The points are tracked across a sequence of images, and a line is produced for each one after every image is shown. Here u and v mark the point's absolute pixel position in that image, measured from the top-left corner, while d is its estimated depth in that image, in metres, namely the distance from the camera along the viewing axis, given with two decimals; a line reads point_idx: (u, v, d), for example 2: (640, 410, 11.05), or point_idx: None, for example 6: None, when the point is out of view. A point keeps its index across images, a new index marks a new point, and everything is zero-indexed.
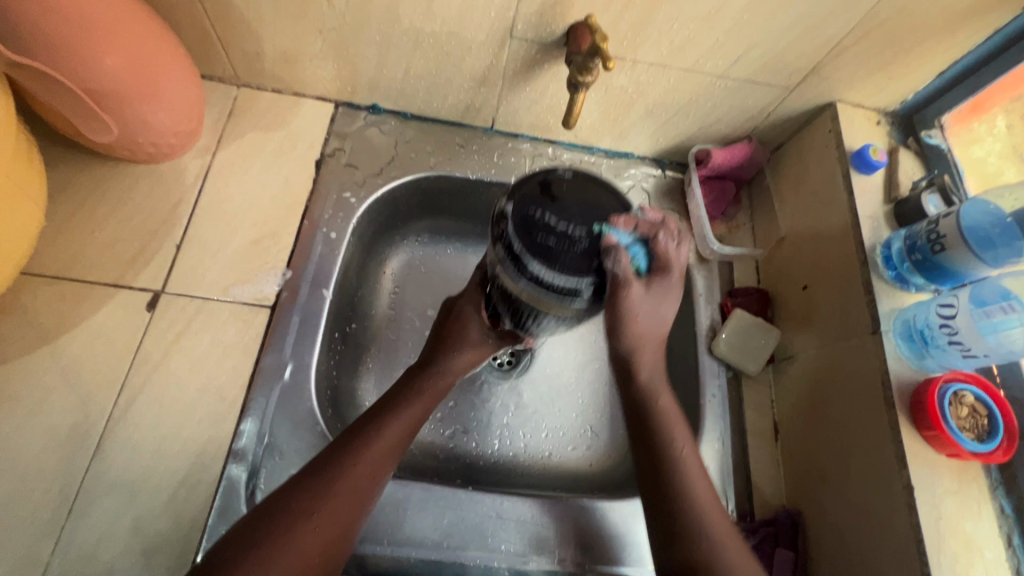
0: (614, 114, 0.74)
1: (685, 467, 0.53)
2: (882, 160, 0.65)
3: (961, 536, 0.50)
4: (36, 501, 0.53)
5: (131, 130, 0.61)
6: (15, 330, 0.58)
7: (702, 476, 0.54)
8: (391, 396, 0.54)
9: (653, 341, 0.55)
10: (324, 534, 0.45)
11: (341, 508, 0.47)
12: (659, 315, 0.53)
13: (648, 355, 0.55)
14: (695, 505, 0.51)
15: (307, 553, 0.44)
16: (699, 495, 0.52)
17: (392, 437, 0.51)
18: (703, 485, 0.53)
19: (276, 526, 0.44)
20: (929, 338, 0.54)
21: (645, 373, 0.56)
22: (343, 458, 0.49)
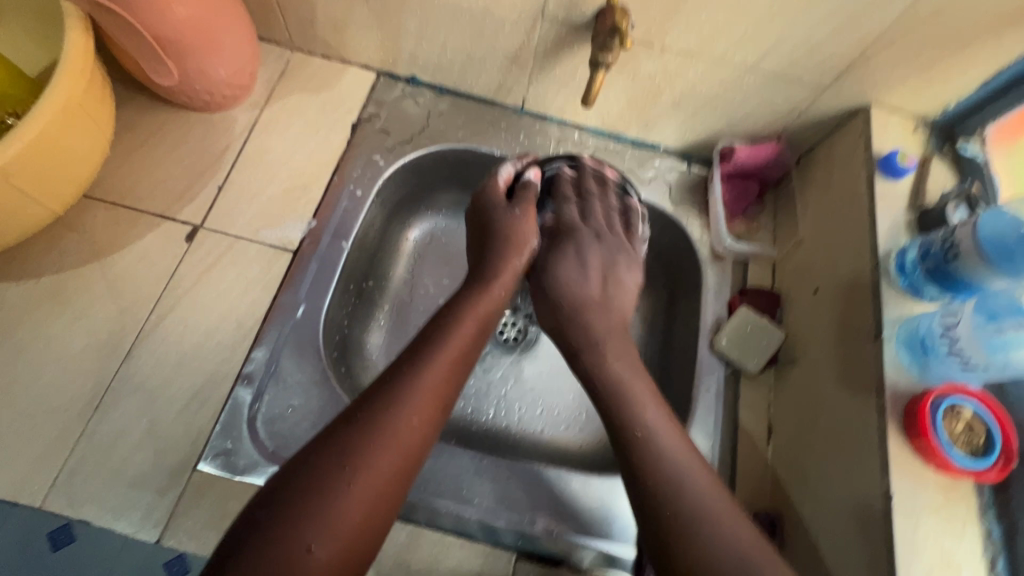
0: (641, 102, 0.75)
1: (651, 425, 0.51)
2: (910, 166, 0.62)
3: (937, 552, 0.48)
4: (72, 392, 0.60)
5: (190, 77, 0.68)
6: (73, 244, 0.66)
7: (671, 432, 0.52)
8: (436, 326, 0.54)
9: (598, 310, 0.60)
10: (390, 468, 0.46)
11: (404, 440, 0.47)
12: (576, 278, 0.61)
13: (594, 321, 0.59)
14: (669, 468, 0.49)
15: (377, 488, 0.45)
16: (666, 450, 0.50)
17: (443, 370, 0.51)
18: (677, 443, 0.51)
19: (340, 464, 0.44)
20: (930, 347, 0.53)
21: (591, 351, 0.57)
22: (395, 394, 0.48)
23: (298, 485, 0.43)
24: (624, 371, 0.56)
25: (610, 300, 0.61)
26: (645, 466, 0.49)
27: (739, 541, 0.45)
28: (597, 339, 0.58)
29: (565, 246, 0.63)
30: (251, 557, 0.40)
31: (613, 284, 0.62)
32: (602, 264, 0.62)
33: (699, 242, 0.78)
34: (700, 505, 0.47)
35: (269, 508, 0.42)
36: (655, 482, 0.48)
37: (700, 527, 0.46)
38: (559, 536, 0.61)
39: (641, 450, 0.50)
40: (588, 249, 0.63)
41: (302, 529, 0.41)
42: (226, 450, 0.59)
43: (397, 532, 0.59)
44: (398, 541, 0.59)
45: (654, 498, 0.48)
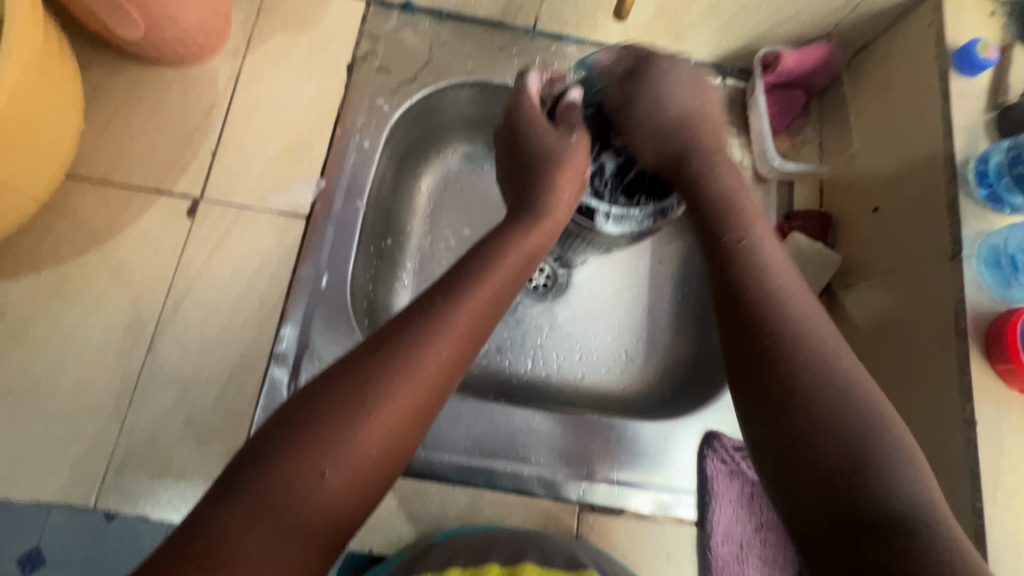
0: (673, 9, 0.66)
1: (756, 238, 0.48)
2: (992, 58, 0.55)
3: (1023, 475, 0.47)
4: (102, 389, 0.57)
5: (158, 26, 0.59)
6: (68, 231, 0.60)
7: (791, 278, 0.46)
8: (475, 256, 0.49)
9: (698, 122, 0.58)
10: (408, 401, 0.40)
11: (429, 371, 0.41)
12: (670, 91, 0.59)
13: (704, 140, 0.57)
14: (771, 278, 0.45)
15: (394, 421, 0.39)
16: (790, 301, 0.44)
17: (480, 303, 0.45)
18: (779, 256, 0.48)
19: (358, 390, 0.39)
20: (1020, 263, 0.49)
21: (694, 153, 0.56)
22: (424, 320, 0.43)
23: (312, 407, 0.38)
24: (735, 188, 0.53)
25: (705, 108, 0.60)
26: (744, 270, 0.46)
27: (825, 343, 0.42)
28: (703, 146, 0.56)
29: (650, 76, 0.59)
30: (258, 481, 0.35)
31: (705, 99, 0.60)
32: (692, 80, 0.60)
33: (741, 164, 0.71)
34: (795, 318, 0.43)
35: (279, 430, 0.37)
36: (758, 298, 0.44)
37: (799, 330, 0.42)
38: (616, 485, 0.61)
39: (745, 255, 0.47)
40: (674, 68, 0.60)
41: (313, 453, 0.36)
42: None
43: (458, 495, 0.58)
44: (460, 505, 0.58)
45: (751, 307, 0.44)
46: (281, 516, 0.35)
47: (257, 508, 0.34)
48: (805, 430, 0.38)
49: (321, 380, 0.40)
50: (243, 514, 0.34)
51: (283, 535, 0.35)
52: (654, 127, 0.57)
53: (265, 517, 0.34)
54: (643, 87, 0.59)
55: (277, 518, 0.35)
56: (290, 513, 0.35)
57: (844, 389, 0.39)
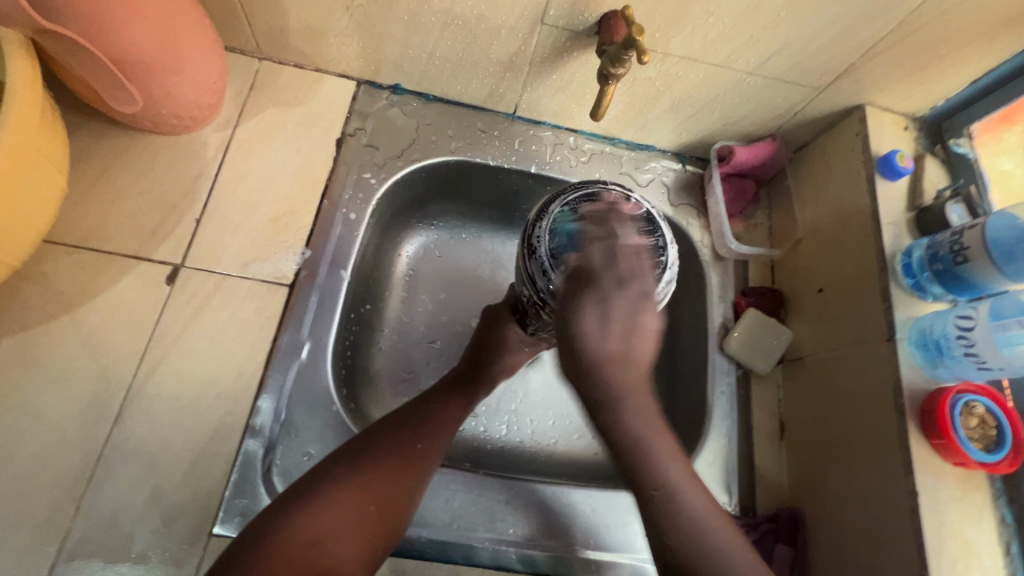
0: (639, 106, 0.73)
1: (674, 484, 0.48)
2: (908, 167, 0.64)
3: (961, 542, 0.51)
4: (60, 465, 0.54)
5: (156, 101, 0.61)
6: (36, 297, 0.59)
7: (690, 480, 0.50)
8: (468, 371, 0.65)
9: (621, 361, 0.46)
10: (417, 459, 0.54)
11: (434, 440, 0.56)
12: (592, 328, 0.45)
13: (618, 380, 0.47)
14: (701, 526, 0.47)
15: (410, 470, 0.53)
16: (688, 506, 0.48)
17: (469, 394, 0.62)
18: (689, 476, 0.50)
19: (384, 449, 0.53)
20: (944, 348, 0.55)
21: (610, 392, 0.47)
22: (428, 408, 0.59)
23: (351, 461, 0.52)
24: (653, 431, 0.49)
25: (632, 352, 0.46)
26: (667, 526, 0.47)
27: (708, 528, 0.47)
28: (617, 393, 0.47)
29: (584, 295, 0.46)
30: (318, 507, 0.48)
31: (637, 338, 0.46)
32: (626, 317, 0.46)
33: (701, 244, 0.78)
34: (716, 547, 0.46)
35: (336, 471, 0.51)
36: (672, 529, 0.47)
37: (715, 556, 0.46)
38: (593, 556, 0.61)
39: (667, 507, 0.48)
40: (615, 299, 0.46)
41: (358, 491, 0.50)
42: (243, 509, 0.55)
43: (436, 572, 0.58)
44: None
45: (675, 549, 0.46)
46: (330, 540, 0.47)
47: (316, 537, 0.47)
48: None
49: (355, 445, 0.54)
50: (299, 536, 0.47)
51: (328, 561, 0.47)
52: (567, 350, 0.46)
53: (316, 541, 0.47)
54: (586, 298, 0.46)
55: (331, 540, 0.47)
56: (336, 540, 0.48)
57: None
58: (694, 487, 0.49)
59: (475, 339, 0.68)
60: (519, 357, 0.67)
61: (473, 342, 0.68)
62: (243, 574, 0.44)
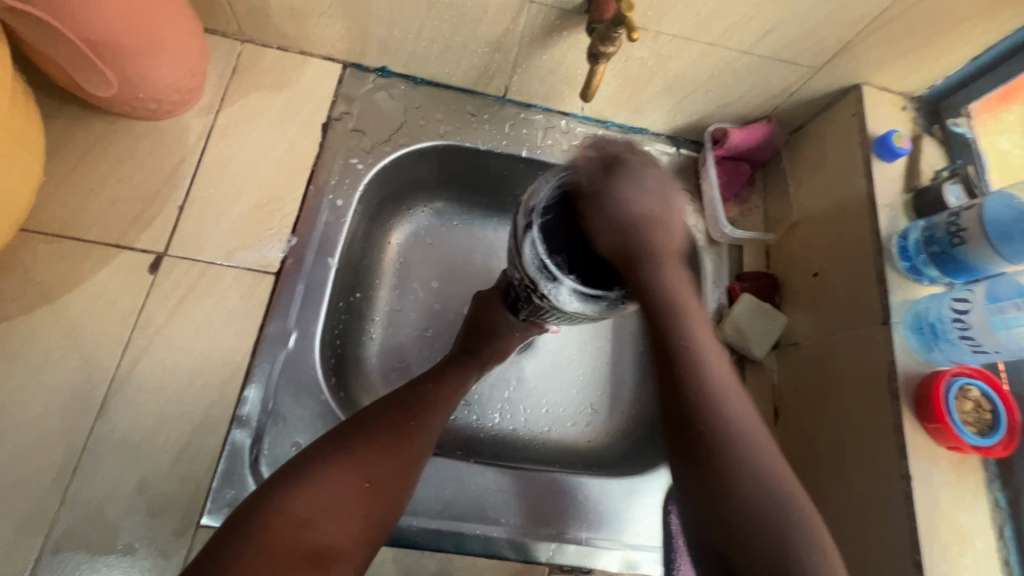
0: (632, 87, 0.71)
1: (694, 335, 0.50)
2: (906, 147, 0.63)
3: (954, 526, 0.51)
4: (43, 458, 0.53)
5: (133, 85, 0.59)
6: (15, 288, 0.58)
7: (710, 336, 0.51)
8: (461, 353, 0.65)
9: (660, 227, 0.51)
10: (410, 439, 0.54)
11: (427, 420, 0.56)
12: (635, 198, 0.50)
13: (659, 244, 0.50)
14: (727, 406, 0.48)
15: (404, 450, 0.53)
16: (708, 361, 0.49)
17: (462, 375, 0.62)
18: (724, 369, 0.50)
19: (378, 429, 0.53)
20: (940, 332, 0.54)
21: (647, 258, 0.49)
22: (422, 390, 0.58)
23: (343, 440, 0.51)
24: (692, 315, 0.50)
25: (665, 219, 0.51)
26: (687, 369, 0.49)
27: (726, 387, 0.49)
28: (655, 249, 0.50)
29: (620, 175, 0.51)
30: (310, 486, 0.47)
31: (668, 211, 0.52)
32: (658, 189, 0.52)
33: (696, 228, 0.77)
34: (722, 406, 0.47)
35: (327, 451, 0.50)
36: (696, 390, 0.48)
37: (727, 413, 0.47)
38: (584, 543, 0.61)
39: (686, 362, 0.49)
40: (641, 189, 0.51)
41: (350, 471, 0.49)
42: (231, 500, 0.55)
43: (427, 561, 0.57)
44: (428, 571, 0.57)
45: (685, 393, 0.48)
46: (322, 519, 0.47)
47: (310, 514, 0.46)
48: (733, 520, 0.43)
49: (348, 426, 0.53)
50: (293, 514, 0.46)
51: (321, 540, 0.46)
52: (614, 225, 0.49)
53: (309, 520, 0.46)
54: (619, 175, 0.51)
55: (324, 518, 0.47)
56: (329, 518, 0.47)
57: (738, 435, 0.46)
58: (715, 341, 0.51)
59: (465, 326, 0.68)
60: (511, 345, 0.66)
61: (464, 327, 0.67)
62: (234, 558, 0.43)
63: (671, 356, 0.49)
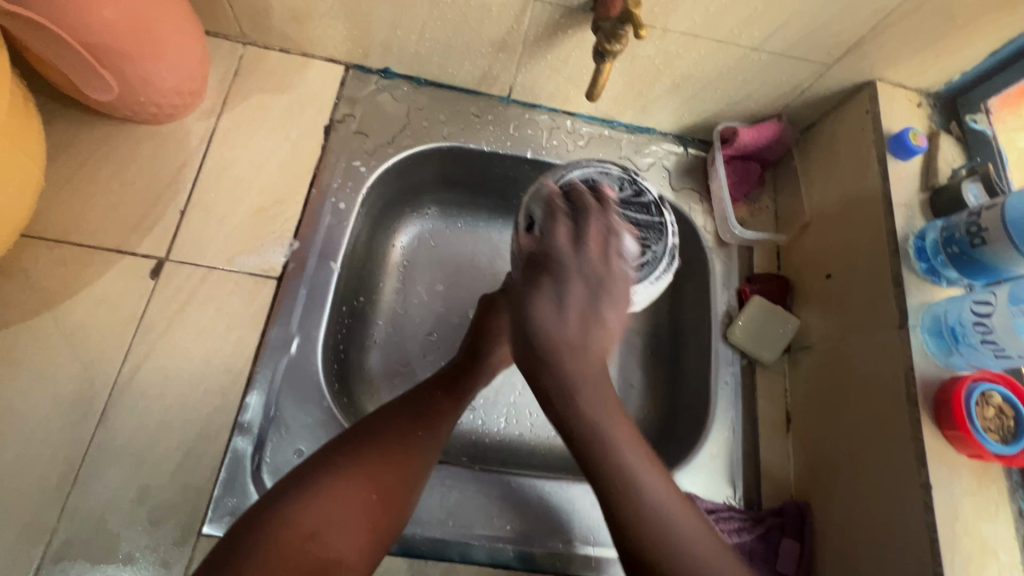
0: (639, 86, 0.70)
1: (585, 407, 0.46)
2: (922, 145, 0.61)
3: (976, 537, 0.49)
4: (45, 466, 0.53)
5: (133, 89, 0.59)
6: (17, 294, 0.57)
7: (608, 400, 0.47)
8: (468, 358, 0.63)
9: (577, 352, 0.45)
10: (418, 446, 0.53)
11: (434, 427, 0.55)
12: (552, 318, 0.45)
13: (570, 370, 0.45)
14: (651, 504, 0.46)
15: (411, 458, 0.52)
16: (610, 429, 0.46)
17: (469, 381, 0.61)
18: (648, 463, 0.47)
19: (384, 438, 0.52)
20: (960, 336, 0.52)
21: (565, 395, 0.45)
22: (428, 396, 0.57)
23: (349, 449, 0.50)
24: (619, 435, 0.47)
25: (590, 342, 0.46)
26: (591, 445, 0.46)
27: (622, 450, 0.46)
28: (570, 373, 0.45)
29: (545, 281, 0.46)
30: (316, 497, 0.47)
31: (595, 331, 0.46)
32: (587, 308, 0.45)
33: (704, 230, 0.75)
34: (637, 478, 0.46)
35: (334, 460, 0.49)
36: (603, 459, 0.46)
37: (632, 481, 0.46)
38: (592, 552, 0.60)
39: (620, 473, 0.46)
40: (573, 286, 0.46)
41: (356, 481, 0.49)
42: (233, 509, 0.54)
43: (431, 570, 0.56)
44: None
45: (596, 473, 0.46)
46: (329, 531, 0.46)
47: (316, 526, 0.46)
48: None
49: (354, 434, 0.52)
50: (300, 526, 0.45)
51: (329, 553, 0.46)
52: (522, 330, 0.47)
53: (316, 532, 0.46)
54: (543, 279, 0.47)
55: (331, 531, 0.46)
56: (335, 530, 0.46)
57: (647, 505, 0.46)
58: (608, 402, 0.47)
59: (472, 328, 0.66)
60: None
61: (471, 329, 0.66)
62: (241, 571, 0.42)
63: (602, 485, 0.46)
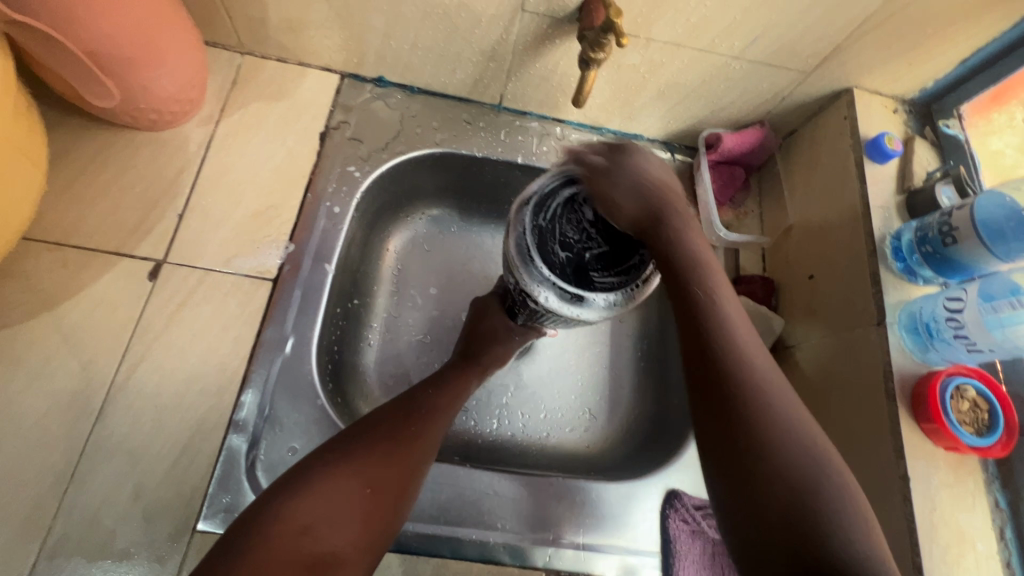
0: (626, 94, 0.72)
1: (715, 284, 0.48)
2: (897, 149, 0.64)
3: (953, 527, 0.50)
4: (42, 463, 0.53)
5: (134, 96, 0.61)
6: (17, 296, 0.58)
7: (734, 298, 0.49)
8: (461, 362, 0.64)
9: (675, 195, 0.51)
10: (412, 445, 0.54)
11: (427, 427, 0.56)
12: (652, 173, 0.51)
13: (679, 208, 0.50)
14: (783, 414, 0.42)
15: (404, 456, 0.53)
16: (729, 315, 0.47)
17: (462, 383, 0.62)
18: (770, 369, 0.45)
19: (378, 436, 0.53)
20: (934, 331, 0.54)
21: (673, 220, 0.49)
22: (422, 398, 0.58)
23: (342, 447, 0.51)
24: (724, 293, 0.48)
25: (672, 186, 0.52)
26: (704, 309, 0.46)
27: (746, 350, 0.45)
28: (676, 216, 0.50)
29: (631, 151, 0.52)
30: (310, 492, 0.47)
31: (675, 183, 0.53)
32: (662, 163, 0.53)
33: None
34: (744, 350, 0.45)
35: (327, 457, 0.50)
36: (711, 323, 0.46)
37: (737, 349, 0.44)
38: (581, 548, 0.61)
39: (731, 353, 0.44)
40: (647, 158, 0.52)
41: (349, 477, 0.49)
42: (227, 505, 0.55)
43: (423, 566, 0.57)
44: None
45: (712, 345, 0.44)
46: (322, 526, 0.46)
47: (310, 520, 0.46)
48: (759, 477, 0.39)
49: (347, 434, 0.53)
50: (293, 521, 0.45)
51: (322, 547, 0.46)
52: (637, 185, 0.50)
53: (309, 526, 0.46)
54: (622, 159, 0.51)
55: (324, 525, 0.46)
56: (329, 525, 0.46)
57: (759, 384, 0.43)
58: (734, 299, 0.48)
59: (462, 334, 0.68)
60: (511, 351, 0.67)
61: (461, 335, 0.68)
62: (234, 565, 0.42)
63: (711, 345, 0.44)
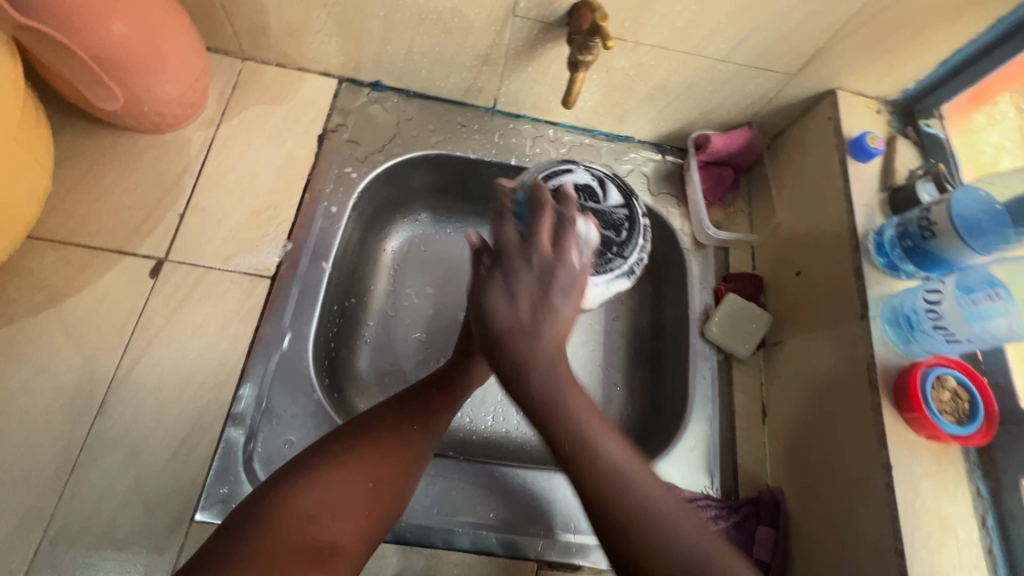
0: (616, 97, 0.74)
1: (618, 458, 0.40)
2: (879, 148, 0.65)
3: (935, 514, 0.51)
4: (45, 454, 0.55)
5: (138, 99, 0.63)
6: (23, 292, 0.60)
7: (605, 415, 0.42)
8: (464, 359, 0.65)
9: (544, 342, 0.40)
10: (415, 438, 0.55)
11: (431, 421, 0.57)
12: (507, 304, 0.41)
13: (533, 350, 0.40)
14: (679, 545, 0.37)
15: (407, 449, 0.54)
16: (605, 446, 0.40)
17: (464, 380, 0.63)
18: (641, 463, 0.40)
19: (383, 431, 0.54)
20: (914, 323, 0.55)
21: (534, 363, 0.40)
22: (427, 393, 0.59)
23: (347, 439, 0.52)
24: (596, 427, 0.40)
25: (544, 327, 0.40)
26: (612, 502, 0.38)
27: (616, 451, 0.40)
28: (535, 349, 0.40)
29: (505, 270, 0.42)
30: (315, 482, 0.49)
31: (554, 321, 0.41)
32: (539, 294, 0.41)
33: (681, 232, 0.79)
34: (619, 469, 0.39)
35: (334, 449, 0.51)
36: (619, 512, 0.38)
37: (626, 488, 0.39)
38: (572, 540, 0.61)
39: (611, 479, 0.39)
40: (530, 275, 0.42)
41: (353, 469, 0.50)
42: (224, 497, 0.56)
43: (416, 557, 0.58)
44: (417, 567, 0.58)
45: (608, 532, 0.39)
46: (326, 515, 0.48)
47: (314, 510, 0.48)
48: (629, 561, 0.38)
49: (351, 427, 0.54)
50: (299, 510, 0.47)
51: (325, 537, 0.47)
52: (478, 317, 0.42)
53: (314, 515, 0.47)
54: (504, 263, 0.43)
55: (328, 515, 0.48)
56: (331, 515, 0.48)
57: (640, 501, 0.39)
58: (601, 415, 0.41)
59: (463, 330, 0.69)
60: None
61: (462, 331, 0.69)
62: (237, 549, 0.44)
63: (615, 537, 0.38)
